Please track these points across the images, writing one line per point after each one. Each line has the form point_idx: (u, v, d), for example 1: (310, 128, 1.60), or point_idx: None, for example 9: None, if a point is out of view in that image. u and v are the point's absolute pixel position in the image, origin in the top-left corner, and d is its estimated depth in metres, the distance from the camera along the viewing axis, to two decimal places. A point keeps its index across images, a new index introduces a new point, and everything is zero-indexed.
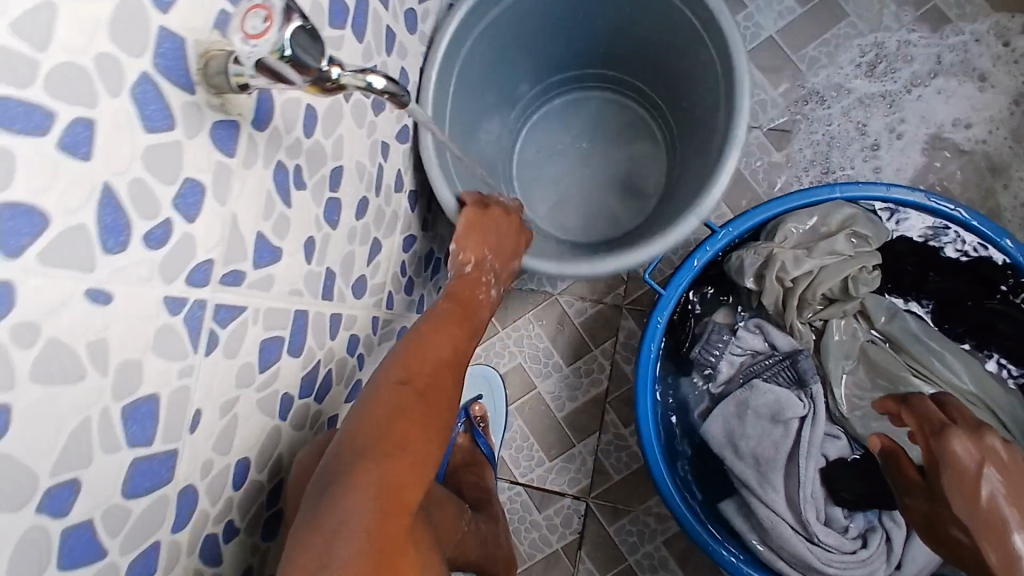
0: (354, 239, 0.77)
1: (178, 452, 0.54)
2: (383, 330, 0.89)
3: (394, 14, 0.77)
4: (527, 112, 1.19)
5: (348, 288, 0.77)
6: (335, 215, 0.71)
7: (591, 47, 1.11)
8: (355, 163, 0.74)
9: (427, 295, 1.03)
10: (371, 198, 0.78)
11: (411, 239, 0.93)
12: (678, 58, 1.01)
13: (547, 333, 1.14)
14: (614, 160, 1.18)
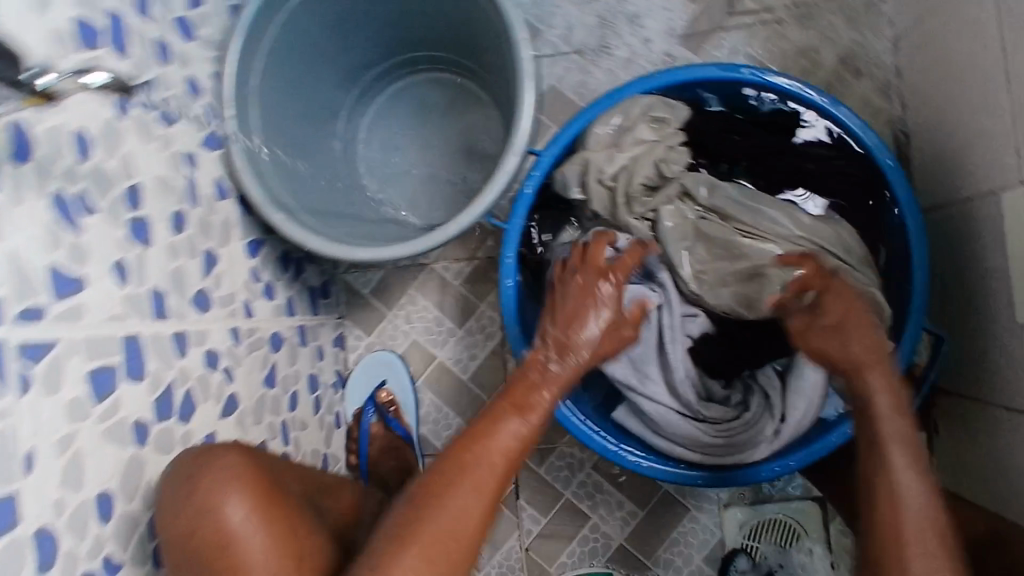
0: (177, 254, 0.76)
1: (17, 495, 0.53)
2: (249, 339, 0.88)
3: (163, 23, 0.79)
4: (354, 121, 1.19)
5: (186, 303, 0.77)
6: (143, 233, 0.70)
7: (393, 36, 1.12)
8: (157, 178, 0.74)
9: (296, 296, 1.01)
10: (186, 207, 0.78)
11: (256, 243, 0.93)
12: (476, 26, 1.03)
13: (432, 302, 1.12)
14: (450, 143, 1.20)
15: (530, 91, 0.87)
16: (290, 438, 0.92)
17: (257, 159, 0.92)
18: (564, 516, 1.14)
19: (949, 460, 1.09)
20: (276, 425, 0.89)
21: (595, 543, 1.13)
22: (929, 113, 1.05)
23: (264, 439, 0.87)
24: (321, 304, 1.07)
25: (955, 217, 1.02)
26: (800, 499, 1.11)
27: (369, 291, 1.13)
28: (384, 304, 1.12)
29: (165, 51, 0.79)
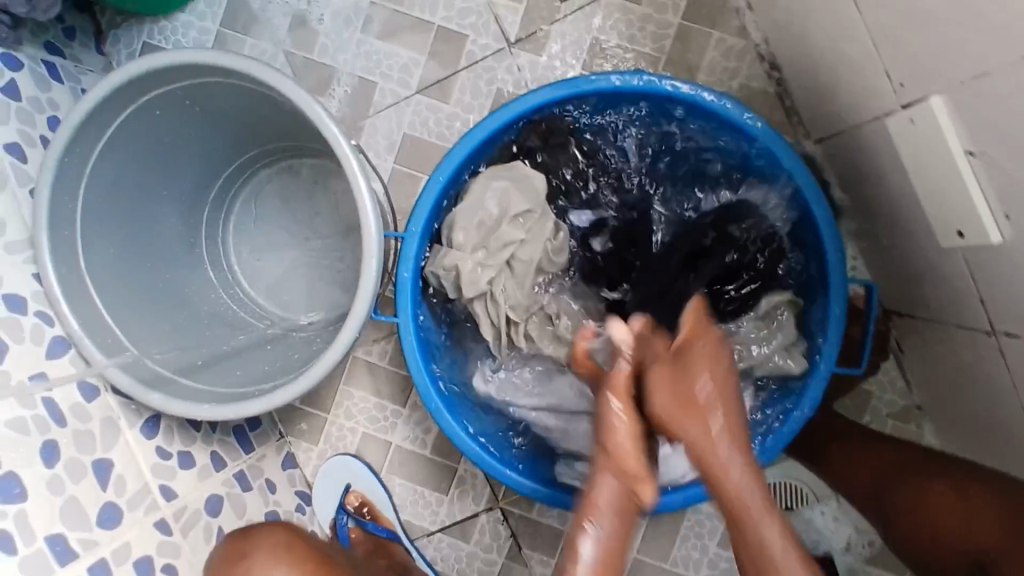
0: (64, 483, 0.73)
1: None
2: (180, 522, 0.84)
3: None
4: (218, 234, 1.05)
5: (93, 527, 0.74)
6: (16, 488, 0.67)
7: (213, 137, 0.96)
8: (6, 424, 0.69)
9: (219, 446, 0.96)
10: (58, 435, 0.74)
11: (155, 418, 0.88)
12: (292, 112, 0.90)
13: (367, 390, 1.07)
14: (309, 221, 1.07)
15: (348, 154, 0.78)
16: None
17: (139, 366, 0.83)
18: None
19: (919, 380, 0.98)
20: None
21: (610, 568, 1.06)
22: (795, 29, 0.90)
23: None
24: (255, 435, 1.04)
25: (852, 142, 0.89)
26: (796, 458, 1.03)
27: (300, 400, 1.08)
28: (320, 408, 1.09)
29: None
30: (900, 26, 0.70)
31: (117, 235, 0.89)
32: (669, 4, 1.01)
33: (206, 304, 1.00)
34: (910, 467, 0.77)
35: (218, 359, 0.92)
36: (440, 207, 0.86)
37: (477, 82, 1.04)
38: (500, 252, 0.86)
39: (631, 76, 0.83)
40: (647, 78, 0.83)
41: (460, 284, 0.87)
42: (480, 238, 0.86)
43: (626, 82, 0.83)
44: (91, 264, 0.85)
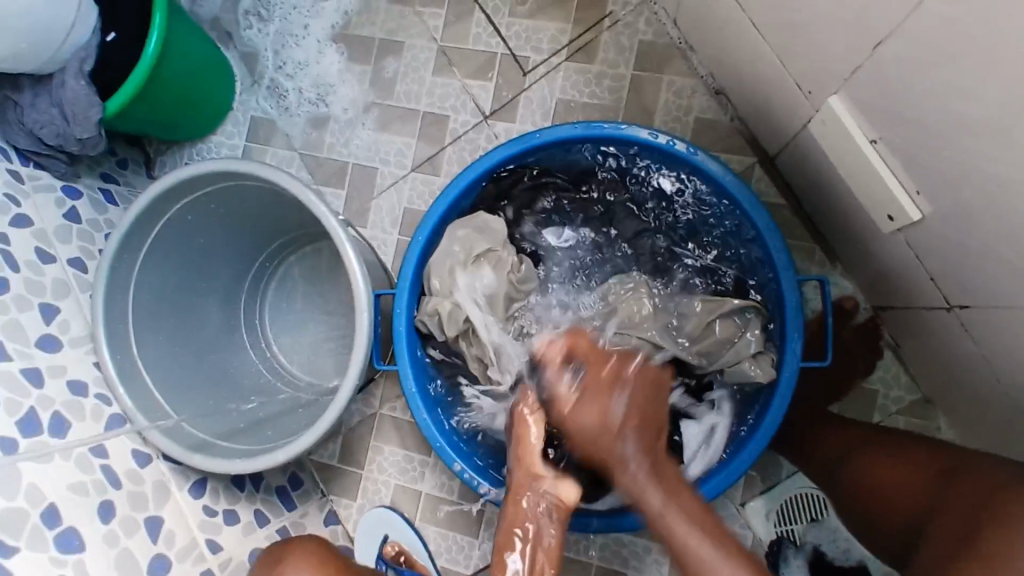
0: (119, 537, 0.84)
1: None
2: (227, 571, 0.94)
3: (25, 352, 0.87)
4: (253, 318, 1.20)
5: (144, 575, 0.85)
6: (76, 540, 0.80)
7: (239, 234, 1.12)
8: (68, 487, 0.83)
9: (263, 504, 1.06)
10: (114, 497, 0.87)
11: (202, 481, 0.99)
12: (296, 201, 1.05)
13: (395, 444, 1.16)
14: (330, 293, 1.20)
15: (334, 223, 0.91)
16: None
17: (184, 434, 0.96)
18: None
19: (921, 371, 0.99)
20: None
21: None
22: (728, 60, 0.98)
23: None
24: (298, 495, 1.13)
25: (798, 152, 0.94)
26: None
27: (338, 460, 1.18)
28: (356, 466, 1.18)
29: (39, 374, 0.88)
30: (794, 38, 0.77)
31: (165, 324, 1.05)
32: (620, 58, 1.12)
33: (245, 379, 1.13)
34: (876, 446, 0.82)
35: (252, 424, 1.04)
36: (423, 265, 0.96)
37: (461, 154, 1.17)
38: (471, 289, 0.97)
39: (568, 126, 0.91)
40: (585, 126, 0.91)
41: (441, 325, 0.96)
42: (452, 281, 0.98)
43: (564, 131, 0.92)
44: (145, 349, 1.01)
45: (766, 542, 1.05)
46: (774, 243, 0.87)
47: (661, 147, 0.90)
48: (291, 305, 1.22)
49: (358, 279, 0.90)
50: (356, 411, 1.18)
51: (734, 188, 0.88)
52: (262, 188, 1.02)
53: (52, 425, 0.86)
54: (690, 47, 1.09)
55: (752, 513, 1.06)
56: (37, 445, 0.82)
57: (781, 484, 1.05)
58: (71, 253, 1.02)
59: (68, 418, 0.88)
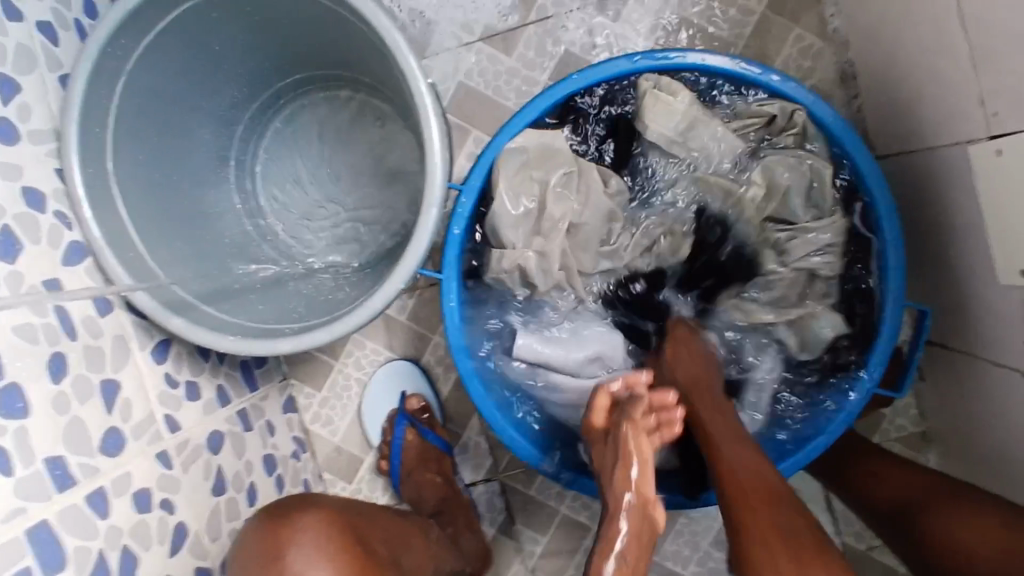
0: (69, 403, 0.68)
1: None
2: (182, 456, 0.81)
3: None
4: (245, 159, 0.99)
5: (95, 453, 0.69)
6: (19, 402, 0.63)
7: (259, 53, 0.90)
8: (16, 331, 0.64)
9: (225, 380, 0.92)
10: (68, 349, 0.69)
11: (164, 344, 0.83)
12: (352, 38, 0.84)
13: (380, 342, 1.05)
14: (347, 153, 1.01)
15: (424, 88, 0.74)
16: None
17: (157, 286, 0.78)
18: (562, 531, 1.06)
19: (935, 411, 0.99)
20: (238, 531, 0.87)
21: None
22: (885, 39, 0.87)
23: (228, 551, 0.84)
24: (260, 373, 1.00)
25: (920, 165, 0.87)
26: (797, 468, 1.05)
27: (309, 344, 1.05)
28: (328, 355, 1.06)
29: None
30: (1012, 53, 0.67)
31: (148, 139, 0.84)
32: None
33: (227, 231, 0.94)
34: (945, 496, 0.79)
35: (238, 292, 0.86)
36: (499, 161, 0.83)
37: (543, 40, 0.99)
38: (553, 236, 0.86)
39: (713, 56, 0.81)
40: (732, 61, 0.81)
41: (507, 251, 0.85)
42: (531, 225, 0.86)
43: (706, 59, 0.81)
44: (122, 168, 0.80)
45: None
46: (891, 251, 0.80)
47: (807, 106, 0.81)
48: (294, 156, 1.02)
49: (435, 169, 0.75)
50: None
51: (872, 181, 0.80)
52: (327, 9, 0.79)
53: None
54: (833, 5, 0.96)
55: None
56: None
57: None
58: (43, 15, 0.75)
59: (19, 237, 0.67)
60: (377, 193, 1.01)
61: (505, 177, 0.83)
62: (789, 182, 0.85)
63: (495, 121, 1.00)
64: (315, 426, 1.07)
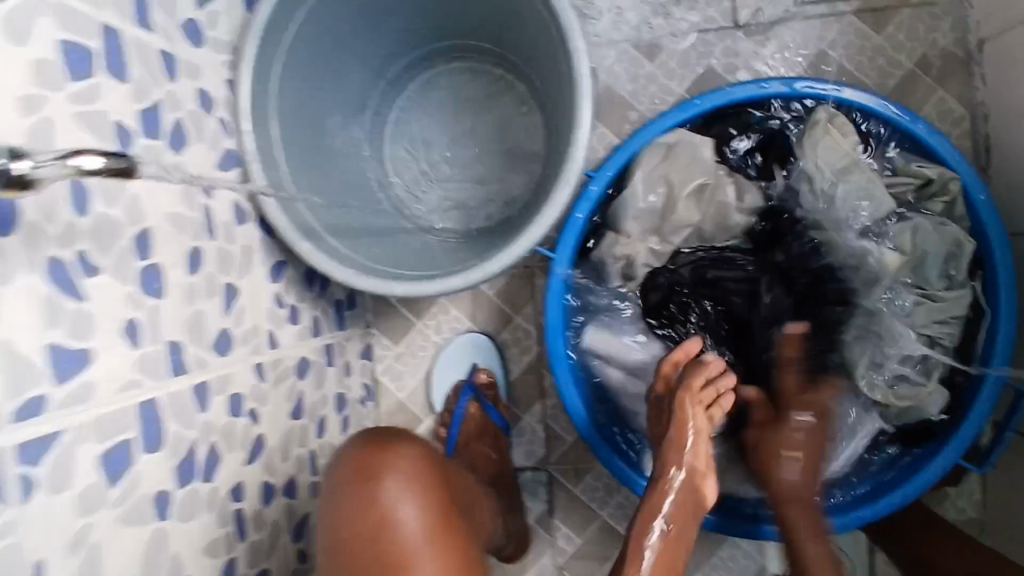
0: (196, 295, 0.72)
1: (172, 485, 0.66)
2: (273, 373, 0.84)
3: (166, 34, 0.69)
4: (382, 111, 1.03)
5: (207, 349, 0.72)
6: (157, 282, 0.66)
7: (421, 12, 0.94)
8: (167, 216, 0.68)
9: (320, 313, 0.95)
10: (204, 246, 0.73)
11: (280, 265, 0.86)
12: (517, 15, 0.87)
13: (465, 312, 1.07)
14: (476, 125, 1.04)
15: (587, 73, 0.76)
16: (317, 467, 0.92)
17: (293, 207, 0.82)
18: (598, 535, 1.07)
19: (1000, 501, 0.98)
20: (303, 458, 0.89)
21: None
22: None
23: (292, 474, 0.87)
24: (348, 316, 1.03)
25: None
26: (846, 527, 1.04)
27: (397, 299, 1.08)
28: (412, 313, 1.08)
29: (174, 63, 0.70)
30: None
31: (308, 70, 0.88)
32: (907, 49, 0.98)
33: (353, 173, 0.97)
34: None
35: (358, 231, 0.90)
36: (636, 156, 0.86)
37: (686, 56, 1.01)
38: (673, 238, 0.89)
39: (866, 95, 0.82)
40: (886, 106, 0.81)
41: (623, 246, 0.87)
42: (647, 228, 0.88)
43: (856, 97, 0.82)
44: (281, 92, 0.84)
45: (768, 571, 1.05)
46: (1001, 324, 0.79)
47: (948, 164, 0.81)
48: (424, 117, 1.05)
49: (578, 151, 0.78)
50: None
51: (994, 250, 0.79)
52: None
53: (170, 136, 0.69)
54: (982, 79, 0.96)
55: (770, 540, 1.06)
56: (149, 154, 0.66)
57: None
58: None
59: (186, 133, 0.71)
60: (496, 168, 1.04)
61: (642, 173, 0.85)
62: (929, 245, 0.81)
63: (623, 124, 1.03)
64: (384, 379, 1.10)
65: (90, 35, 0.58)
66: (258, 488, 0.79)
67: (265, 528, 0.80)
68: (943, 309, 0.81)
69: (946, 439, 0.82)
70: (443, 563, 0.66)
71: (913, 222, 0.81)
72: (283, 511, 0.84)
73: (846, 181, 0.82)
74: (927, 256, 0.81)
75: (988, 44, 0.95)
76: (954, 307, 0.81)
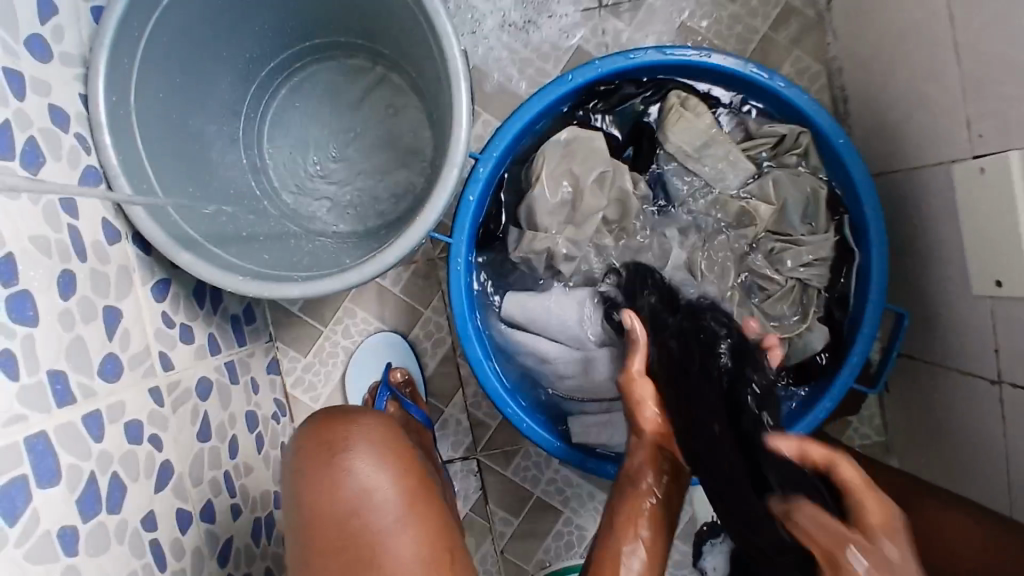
0: (74, 320, 0.67)
1: (70, 521, 0.62)
2: (172, 396, 0.80)
3: (13, 50, 0.64)
4: (257, 114, 1.00)
5: (94, 376, 0.68)
6: (29, 309, 0.62)
7: (285, 12, 0.92)
8: (31, 240, 0.63)
9: (217, 330, 0.91)
10: (76, 268, 0.69)
11: (164, 284, 0.82)
12: (385, 6, 0.87)
13: (372, 312, 1.06)
14: (358, 123, 1.03)
15: (460, 55, 0.77)
16: (234, 488, 0.88)
17: (170, 220, 0.78)
18: (534, 514, 1.07)
19: (896, 421, 1.05)
20: (218, 480, 0.85)
21: (569, 537, 1.07)
22: (878, 66, 0.94)
23: (207, 498, 0.83)
24: (249, 330, 0.99)
25: (904, 184, 0.93)
26: None
27: (299, 308, 1.05)
28: (318, 320, 1.06)
29: (21, 81, 0.65)
30: (1001, 79, 0.74)
31: (172, 79, 0.84)
32: (761, 10, 1.04)
33: (232, 183, 0.94)
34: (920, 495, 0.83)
35: (243, 240, 0.87)
36: (512, 139, 0.84)
37: (560, 36, 1.04)
38: (587, 226, 0.84)
39: (725, 58, 0.83)
40: (743, 66, 0.83)
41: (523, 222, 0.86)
42: None
43: (716, 61, 0.83)
44: (144, 102, 0.80)
45: (699, 521, 1.09)
46: (873, 261, 0.82)
47: (807, 115, 0.83)
48: (304, 120, 1.03)
49: (460, 132, 0.78)
50: None
51: (864, 194, 0.81)
52: None
53: (24, 155, 0.64)
54: (831, 34, 1.03)
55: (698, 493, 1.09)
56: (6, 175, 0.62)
57: None
58: None
59: (42, 149, 0.67)
60: (385, 164, 1.03)
61: (545, 169, 0.83)
62: (789, 194, 0.85)
63: (507, 108, 1.04)
64: (297, 392, 1.07)
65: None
66: (171, 517, 0.75)
67: (184, 556, 0.76)
68: (807, 252, 0.85)
69: (832, 376, 0.85)
70: (423, 530, 0.64)
71: (771, 176, 0.85)
72: (201, 537, 0.80)
73: (710, 150, 0.85)
74: (790, 206, 0.85)
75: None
76: (821, 248, 0.85)
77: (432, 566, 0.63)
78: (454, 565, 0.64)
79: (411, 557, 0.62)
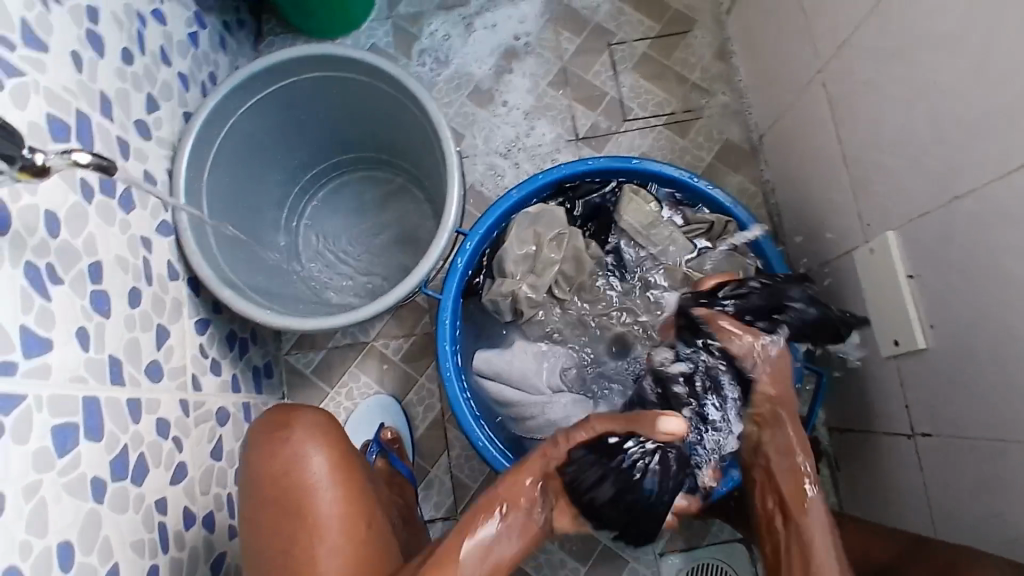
0: (135, 326, 0.85)
1: (101, 476, 0.75)
2: (197, 411, 0.95)
3: (124, 126, 0.89)
4: (298, 209, 1.24)
5: (141, 372, 0.85)
6: (105, 305, 0.80)
7: (327, 129, 1.18)
8: (115, 257, 0.83)
9: (240, 373, 1.08)
10: (143, 289, 0.88)
11: (204, 322, 1.00)
12: (401, 124, 1.12)
13: (373, 377, 1.21)
14: (377, 221, 1.26)
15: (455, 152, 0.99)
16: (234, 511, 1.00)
17: (218, 268, 0.99)
18: None
19: (847, 497, 1.13)
20: (221, 498, 0.97)
21: None
22: (797, 182, 1.16)
23: (211, 509, 0.94)
24: (266, 383, 1.15)
25: (825, 275, 1.11)
26: (728, 543, 1.15)
27: (312, 371, 1.22)
28: (326, 383, 1.22)
29: (128, 147, 0.89)
30: (875, 178, 0.95)
31: (236, 170, 1.09)
32: (705, 144, 1.28)
33: (270, 256, 1.15)
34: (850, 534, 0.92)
35: (272, 296, 1.06)
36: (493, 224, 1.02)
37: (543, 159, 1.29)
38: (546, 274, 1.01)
39: (668, 166, 1.01)
40: (683, 173, 1.01)
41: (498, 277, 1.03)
42: None
43: (660, 167, 1.02)
44: (212, 182, 1.04)
45: None
46: None
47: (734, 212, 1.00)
48: (336, 216, 1.27)
49: (450, 211, 0.98)
50: (351, 334, 1.23)
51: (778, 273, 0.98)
52: (390, 97, 1.07)
53: (122, 198, 0.86)
54: (764, 164, 1.26)
55: (665, 565, 1.15)
56: (107, 208, 0.83)
57: (698, 548, 1.16)
58: (183, 70, 1.04)
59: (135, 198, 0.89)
60: (395, 253, 1.24)
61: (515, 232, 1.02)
62: (724, 268, 1.01)
63: None
64: None
65: (67, 112, 0.78)
66: (179, 511, 0.87)
67: (184, 549, 0.87)
68: None
69: None
70: (343, 495, 0.75)
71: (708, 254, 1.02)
72: (201, 540, 0.91)
73: (655, 233, 1.03)
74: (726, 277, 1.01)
75: (762, 137, 1.26)
76: None
77: (349, 523, 0.74)
78: (369, 528, 0.76)
79: (330, 514, 0.74)
